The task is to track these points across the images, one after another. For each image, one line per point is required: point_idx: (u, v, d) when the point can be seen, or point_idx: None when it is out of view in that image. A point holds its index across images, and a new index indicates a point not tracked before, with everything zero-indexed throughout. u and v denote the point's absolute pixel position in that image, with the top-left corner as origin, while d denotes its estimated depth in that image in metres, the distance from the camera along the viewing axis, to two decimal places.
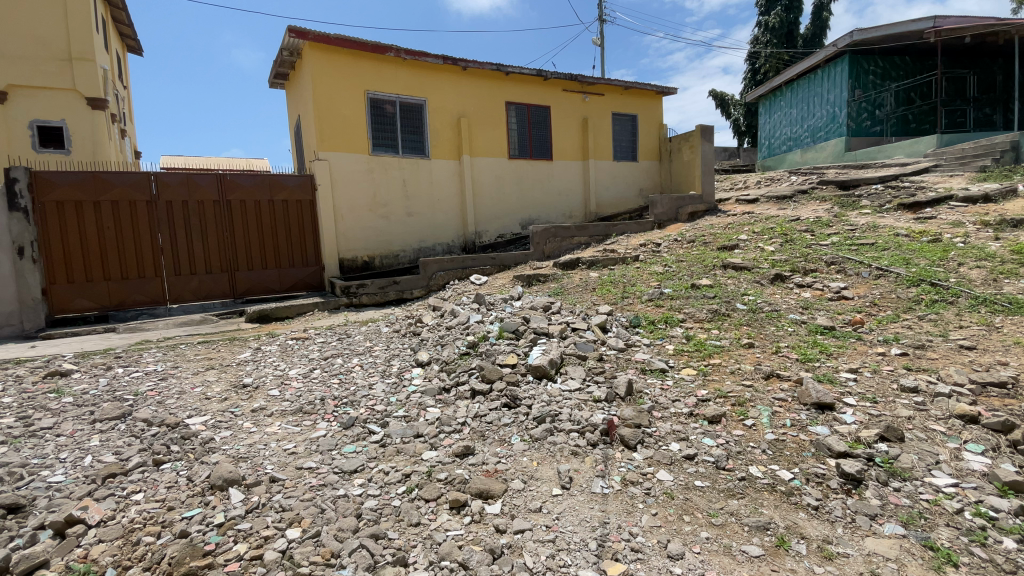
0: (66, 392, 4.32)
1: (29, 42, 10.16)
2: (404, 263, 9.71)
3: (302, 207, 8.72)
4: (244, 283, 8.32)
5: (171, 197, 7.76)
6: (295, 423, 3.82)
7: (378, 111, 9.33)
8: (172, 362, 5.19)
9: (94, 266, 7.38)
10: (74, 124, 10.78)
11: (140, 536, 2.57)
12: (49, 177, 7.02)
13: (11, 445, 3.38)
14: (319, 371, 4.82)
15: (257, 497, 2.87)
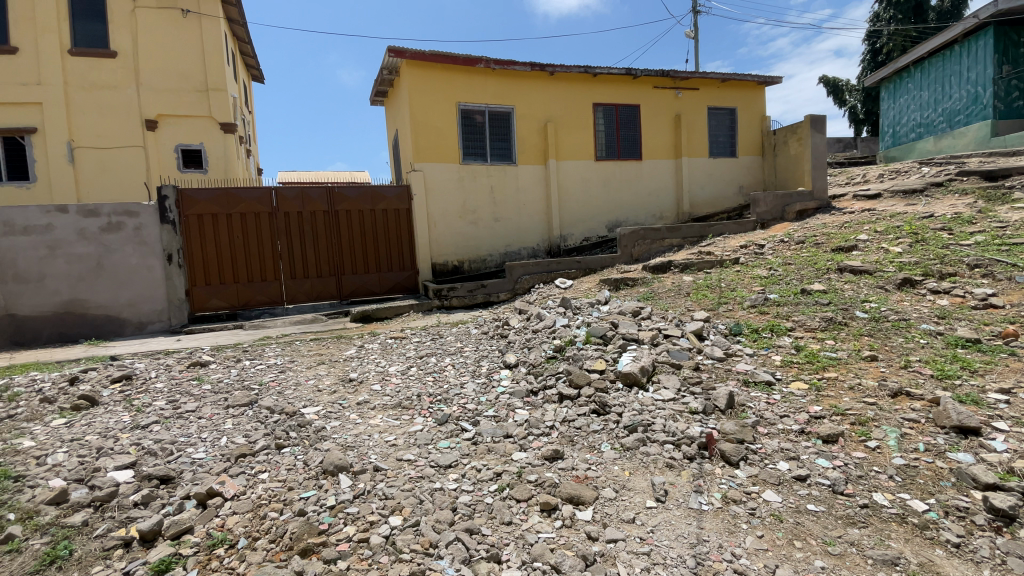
0: (206, 380, 4.97)
1: (175, 76, 11.29)
2: (492, 267, 9.99)
3: (399, 215, 9.27)
4: (348, 286, 9.02)
5: (288, 209, 8.62)
6: (394, 417, 4.07)
7: (469, 121, 9.68)
8: (289, 357, 5.77)
9: (227, 271, 8.41)
10: (211, 147, 11.74)
11: (266, 511, 2.86)
12: (192, 194, 8.11)
13: (163, 424, 3.95)
14: (414, 368, 5.10)
15: (362, 484, 3.09)
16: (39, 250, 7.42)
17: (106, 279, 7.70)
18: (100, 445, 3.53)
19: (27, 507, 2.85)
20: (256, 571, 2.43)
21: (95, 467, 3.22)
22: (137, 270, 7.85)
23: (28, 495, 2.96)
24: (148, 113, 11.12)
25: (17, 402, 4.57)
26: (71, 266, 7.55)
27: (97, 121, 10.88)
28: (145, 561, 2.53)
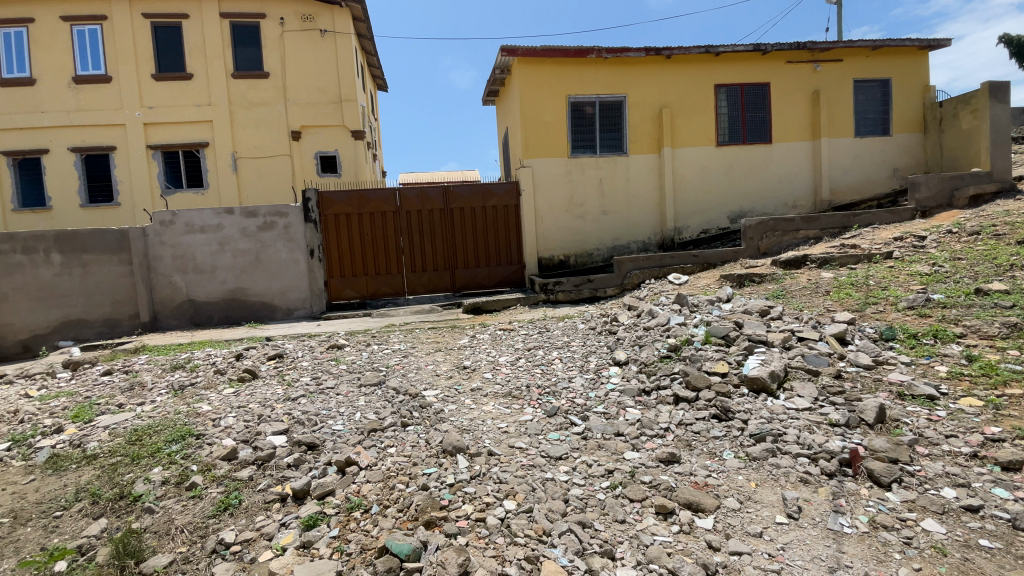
0: (342, 360, 5.58)
1: (315, 91, 12.68)
2: (600, 262, 9.83)
3: (509, 211, 9.51)
4: (461, 279, 9.48)
5: (409, 208, 9.27)
6: (506, 405, 4.21)
7: (579, 114, 9.60)
8: (410, 343, 6.23)
9: (357, 264, 9.29)
10: (344, 152, 12.98)
11: (395, 482, 3.13)
12: (330, 196, 9.08)
13: (308, 397, 4.50)
14: (524, 360, 5.22)
15: (478, 466, 3.24)
16: (213, 246, 8.82)
17: (262, 271, 8.94)
18: (261, 413, 4.14)
19: (209, 459, 3.42)
20: (387, 537, 2.67)
21: (257, 431, 3.77)
22: (286, 263, 8.99)
23: (209, 450, 3.55)
24: (294, 125, 12.63)
25: (199, 373, 5.51)
26: (236, 260, 8.88)
27: (255, 135, 12.56)
28: (298, 515, 2.89)
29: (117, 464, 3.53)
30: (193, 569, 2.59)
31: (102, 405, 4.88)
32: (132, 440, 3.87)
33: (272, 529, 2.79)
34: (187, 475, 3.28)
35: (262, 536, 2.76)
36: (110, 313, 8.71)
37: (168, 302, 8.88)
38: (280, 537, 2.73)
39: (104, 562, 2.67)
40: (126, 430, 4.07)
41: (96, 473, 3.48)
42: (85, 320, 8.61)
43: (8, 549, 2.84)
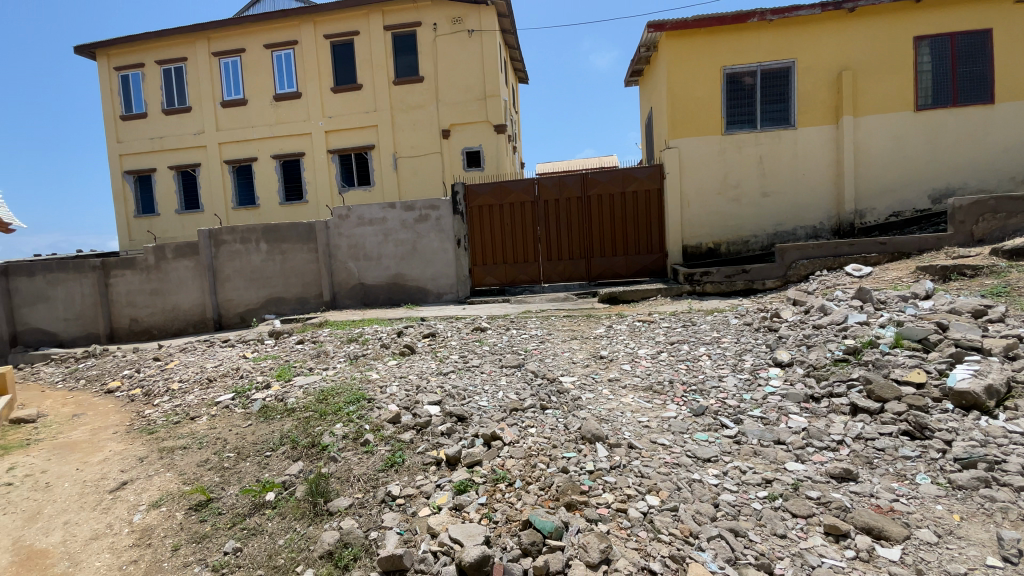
0: (484, 342, 5.92)
1: (463, 89, 13.52)
2: (755, 250, 8.92)
3: (650, 196, 9.14)
4: (597, 267, 9.38)
5: (548, 197, 9.42)
6: (647, 399, 4.08)
7: (736, 85, 8.76)
8: (547, 329, 6.37)
9: (498, 253, 9.73)
10: (487, 146, 13.66)
11: (536, 461, 3.24)
12: (475, 188, 9.64)
13: (457, 373, 4.88)
14: (666, 353, 4.98)
15: (619, 457, 3.21)
16: (378, 236, 9.99)
17: (416, 259, 9.89)
18: (417, 385, 4.60)
19: (378, 420, 3.91)
20: (530, 512, 2.79)
21: (415, 399, 4.20)
22: (436, 251, 9.80)
23: (377, 413, 4.05)
24: (444, 124, 13.64)
25: (368, 346, 6.33)
26: (395, 248, 9.95)
27: (411, 135, 13.84)
28: (450, 479, 3.15)
29: (309, 417, 4.23)
30: (367, 513, 2.95)
31: (298, 368, 5.89)
32: (319, 398, 4.61)
33: (429, 488, 3.08)
34: (361, 432, 3.78)
35: (421, 493, 3.06)
36: (300, 293, 10.41)
37: (343, 284, 10.31)
38: (436, 497, 3.00)
39: (303, 497, 3.16)
40: (315, 390, 4.86)
41: (295, 423, 4.21)
42: (283, 298, 10.43)
43: (235, 476, 3.56)
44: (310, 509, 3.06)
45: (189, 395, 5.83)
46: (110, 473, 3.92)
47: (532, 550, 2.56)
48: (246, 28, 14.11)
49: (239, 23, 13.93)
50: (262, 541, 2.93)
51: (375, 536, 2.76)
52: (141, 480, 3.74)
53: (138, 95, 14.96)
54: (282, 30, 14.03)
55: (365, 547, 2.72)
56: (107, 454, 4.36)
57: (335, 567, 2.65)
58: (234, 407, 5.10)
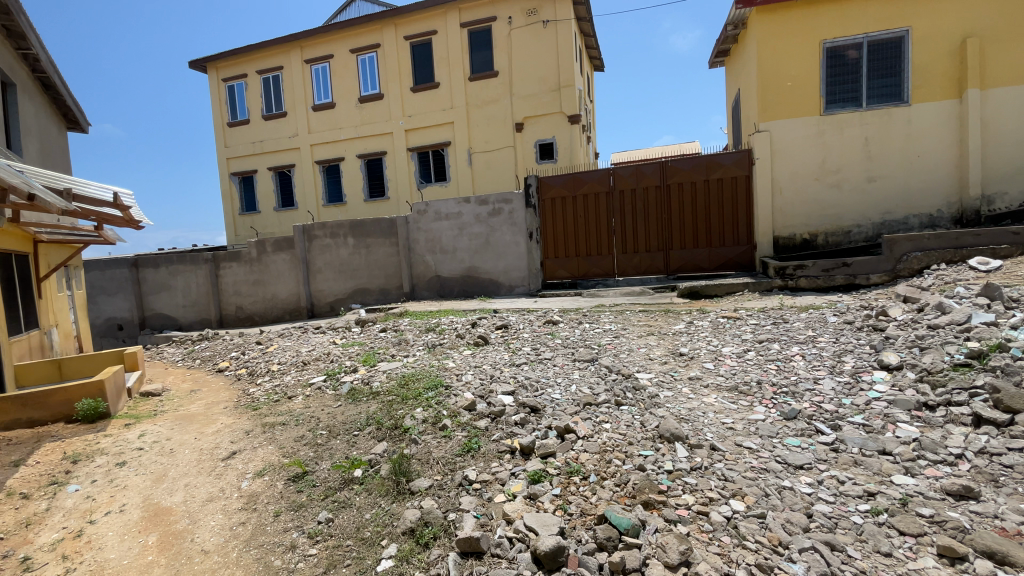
0: (558, 335, 5.91)
1: (537, 81, 13.49)
2: (858, 241, 8.17)
3: (737, 183, 8.60)
4: (677, 260, 9.01)
5: (624, 187, 9.17)
6: (731, 399, 3.86)
7: (837, 61, 8.04)
8: (623, 324, 6.23)
9: (571, 246, 9.61)
10: (560, 138, 13.55)
11: (612, 457, 3.19)
12: (549, 180, 9.60)
13: (530, 365, 4.92)
14: (752, 352, 4.69)
15: (699, 458, 3.08)
16: (453, 230, 10.28)
17: (490, 252, 10.05)
18: (491, 375, 4.69)
19: (454, 407, 4.04)
20: (606, 507, 2.75)
21: (490, 389, 4.30)
22: (510, 244, 9.90)
23: (454, 399, 4.19)
24: (518, 117, 13.71)
25: (445, 335, 6.56)
26: (470, 242, 10.17)
27: (486, 129, 14.05)
28: (525, 468, 3.18)
29: (392, 401, 4.48)
30: (446, 495, 3.04)
31: (381, 354, 6.25)
32: (400, 383, 4.87)
33: (504, 476, 3.13)
34: (439, 417, 3.93)
35: (496, 480, 3.11)
36: (382, 284, 11.01)
37: (420, 276, 10.74)
38: (511, 485, 3.04)
39: (387, 475, 3.33)
40: (396, 376, 5.13)
41: (379, 406, 4.48)
42: (367, 289, 11.08)
43: (327, 453, 3.84)
44: (393, 487, 3.20)
45: (286, 376, 6.39)
46: (222, 443, 4.39)
47: (607, 545, 2.51)
48: (334, 35, 15.02)
49: (327, 30, 14.85)
50: (351, 514, 3.05)
51: (454, 518, 2.82)
52: (248, 451, 4.14)
53: (242, 104, 16.46)
54: (366, 34, 14.77)
55: (443, 527, 2.77)
56: (219, 426, 4.90)
57: (416, 545, 2.70)
58: (325, 388, 5.52)
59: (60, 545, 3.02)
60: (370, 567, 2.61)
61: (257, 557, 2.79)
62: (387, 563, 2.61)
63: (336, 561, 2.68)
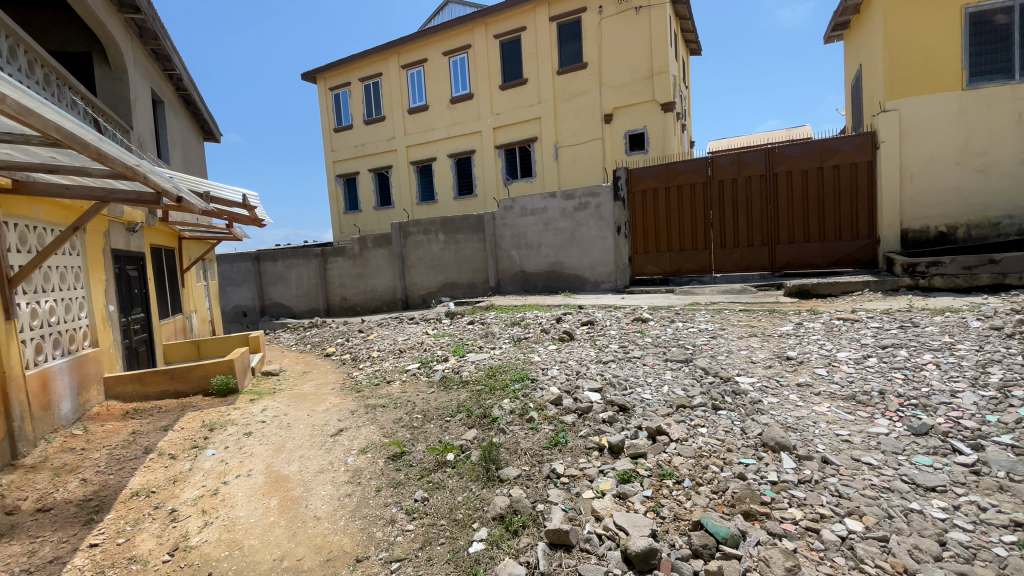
0: (648, 333, 5.72)
1: (628, 70, 13.10)
2: (1008, 235, 7.17)
3: (857, 170, 7.77)
4: (783, 256, 8.36)
5: (723, 176, 8.62)
6: (847, 409, 3.49)
7: (984, 27, 7.05)
8: (720, 324, 5.87)
9: (662, 240, 9.22)
10: (652, 128, 13.05)
11: (708, 463, 3.03)
12: (640, 172, 9.28)
13: (618, 363, 4.81)
14: (873, 359, 4.20)
15: (809, 471, 2.83)
16: (539, 226, 10.32)
17: (577, 247, 9.95)
18: (578, 370, 4.65)
19: (541, 400, 4.07)
20: (702, 513, 2.62)
21: (576, 384, 4.27)
22: (597, 239, 9.73)
23: (541, 393, 4.21)
24: (607, 108, 13.42)
25: (530, 330, 6.62)
26: (556, 237, 10.15)
27: (574, 123, 13.92)
28: (614, 467, 3.12)
29: (481, 391, 4.62)
30: (534, 485, 3.06)
31: (470, 345, 6.47)
32: (489, 374, 5.02)
33: (593, 472, 3.09)
34: (526, 410, 3.98)
35: (585, 476, 3.08)
36: (470, 278, 11.38)
37: (507, 271, 10.94)
38: (600, 482, 2.99)
39: (477, 461, 3.44)
40: (485, 367, 5.29)
41: (469, 395, 4.65)
42: (456, 283, 11.52)
43: (422, 436, 4.05)
44: (484, 474, 3.29)
45: (384, 362, 6.85)
46: (331, 421, 4.80)
47: (704, 553, 2.37)
48: (428, 39, 15.67)
49: (422, 35, 15.54)
50: (444, 496, 3.19)
51: (543, 509, 2.84)
52: (352, 429, 4.51)
53: (346, 110, 17.77)
54: (458, 36, 15.24)
55: (532, 517, 2.79)
56: (327, 405, 5.38)
57: (506, 531, 2.74)
58: (419, 375, 5.85)
59: (200, 500, 3.45)
60: (462, 547, 2.70)
61: (361, 527, 3.00)
62: (478, 546, 2.67)
63: (430, 539, 2.81)
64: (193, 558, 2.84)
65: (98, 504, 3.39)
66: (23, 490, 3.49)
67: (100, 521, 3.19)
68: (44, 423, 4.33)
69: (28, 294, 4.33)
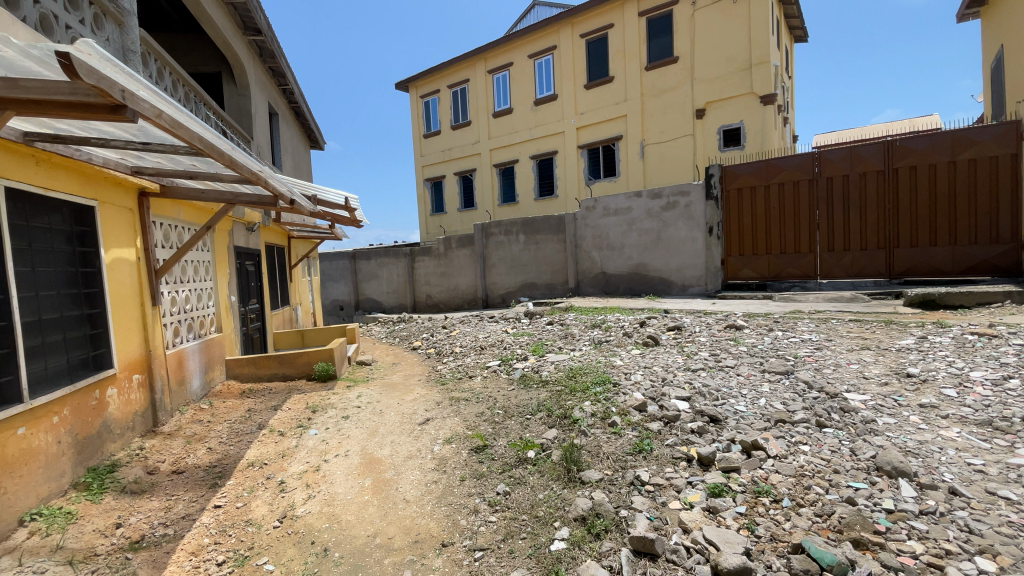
0: (741, 342, 5.36)
1: (724, 62, 12.42)
2: None
3: (999, 165, 6.80)
4: (903, 262, 7.50)
5: (832, 173, 7.91)
6: (984, 437, 3.04)
7: None
8: (825, 334, 5.36)
9: (760, 242, 8.63)
10: (749, 122, 12.24)
11: (811, 483, 2.79)
12: (735, 169, 8.76)
13: (709, 371, 4.56)
14: (1018, 381, 3.62)
15: (933, 502, 2.51)
16: (623, 226, 10.09)
17: (663, 248, 9.59)
18: (664, 377, 4.48)
19: (624, 405, 3.98)
20: (803, 536, 2.41)
21: (662, 391, 4.12)
22: (686, 240, 9.30)
23: (625, 398, 4.12)
24: (699, 103, 12.82)
25: (612, 332, 6.48)
26: (641, 238, 9.87)
27: (663, 120, 13.44)
28: (703, 479, 2.97)
29: (562, 391, 4.61)
30: (617, 490, 3.00)
31: (549, 345, 6.48)
32: (569, 374, 4.99)
33: (680, 483, 2.96)
34: (609, 413, 3.90)
35: (671, 486, 2.96)
36: (550, 279, 11.40)
37: (587, 272, 10.81)
38: (688, 493, 2.86)
39: (558, 461, 3.44)
40: (565, 368, 5.28)
41: (549, 394, 4.66)
42: (535, 284, 11.59)
43: (503, 431, 4.12)
44: (565, 474, 3.28)
45: (467, 358, 7.07)
46: (418, 410, 5.04)
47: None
48: (514, 43, 15.94)
49: (509, 40, 15.82)
50: (525, 491, 3.22)
51: (626, 515, 2.77)
52: (438, 419, 4.70)
53: (435, 116, 18.55)
54: (544, 38, 15.33)
55: (615, 522, 2.74)
56: (414, 395, 5.66)
57: (588, 533, 2.71)
58: (499, 372, 5.96)
59: (304, 474, 3.78)
60: (543, 544, 2.71)
61: (446, 514, 3.12)
62: (559, 545, 2.66)
63: (513, 532, 2.85)
64: (299, 526, 3.12)
65: (221, 470, 3.83)
66: (163, 453, 4.04)
67: (223, 485, 3.61)
68: (178, 396, 4.98)
69: (170, 285, 5.01)
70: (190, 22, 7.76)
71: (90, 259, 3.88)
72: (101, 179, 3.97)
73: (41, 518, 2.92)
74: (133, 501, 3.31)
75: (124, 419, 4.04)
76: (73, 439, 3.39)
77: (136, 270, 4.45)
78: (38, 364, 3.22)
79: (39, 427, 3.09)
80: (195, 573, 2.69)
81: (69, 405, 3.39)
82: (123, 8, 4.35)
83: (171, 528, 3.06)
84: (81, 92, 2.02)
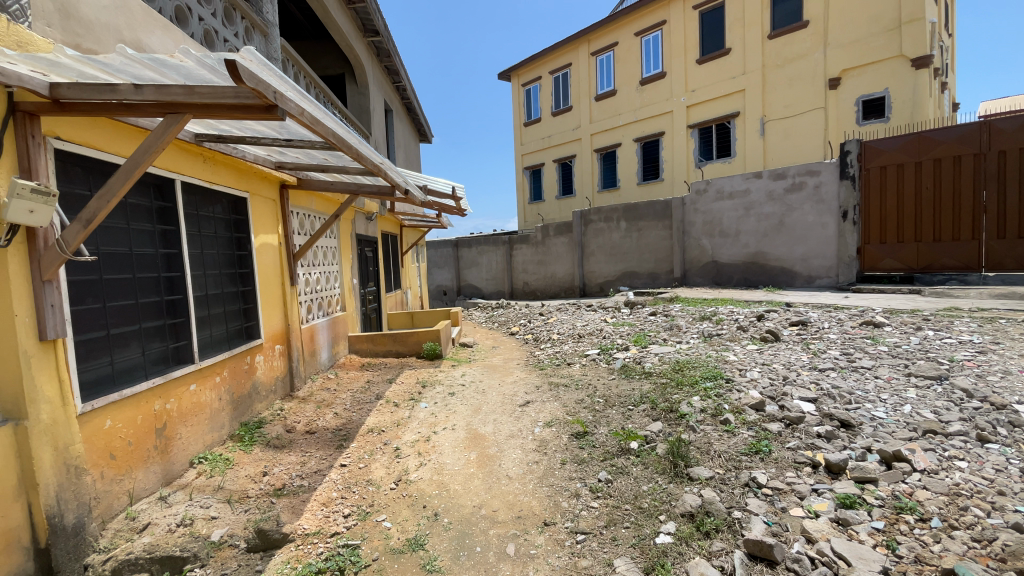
0: (881, 341, 4.73)
1: (866, 23, 10.93)
2: None
3: None
4: None
5: (1007, 145, 6.69)
6: None
7: None
8: (993, 337, 4.52)
9: (907, 228, 7.48)
10: (897, 89, 10.64)
11: (969, 505, 2.39)
12: (877, 145, 7.63)
13: (840, 371, 4.10)
14: None
15: None
16: (739, 211, 9.36)
17: (785, 235, 8.75)
18: (785, 375, 4.12)
19: (738, 403, 3.72)
20: (956, 561, 2.08)
21: (783, 391, 3.79)
22: (813, 226, 8.38)
23: (739, 395, 3.84)
24: (832, 72, 11.43)
25: (723, 326, 6.07)
26: (759, 224, 9.09)
27: (787, 94, 12.18)
28: (832, 488, 2.68)
29: (667, 383, 4.45)
30: (729, 490, 2.83)
31: (652, 337, 6.26)
32: (675, 367, 4.79)
33: (803, 490, 2.70)
34: (720, 410, 3.68)
35: (793, 492, 2.71)
36: (653, 268, 10.98)
37: (695, 261, 10.22)
38: (812, 501, 2.60)
39: (664, 454, 3.32)
40: (671, 360, 5.07)
41: (652, 386, 4.52)
42: (636, 272, 11.24)
43: (604, 420, 4.08)
44: (671, 467, 3.16)
45: (565, 345, 7.08)
46: (520, 392, 5.18)
47: None
48: (620, 22, 15.35)
49: (615, 19, 15.27)
50: (629, 481, 3.16)
51: (740, 517, 2.60)
52: (538, 402, 4.78)
53: (536, 104, 18.56)
54: (652, 14, 14.54)
55: (727, 522, 2.59)
56: (515, 377, 5.83)
57: (696, 530, 2.59)
58: (599, 360, 5.89)
59: (417, 443, 4.07)
60: (648, 536, 2.64)
61: (548, 494, 3.18)
62: (665, 538, 2.58)
63: (615, 520, 2.82)
64: (412, 490, 3.37)
65: (346, 434, 4.25)
66: (298, 415, 4.58)
67: (348, 446, 4.01)
68: (310, 365, 5.61)
69: (304, 267, 5.63)
70: (319, 29, 8.53)
71: (242, 243, 4.48)
72: (250, 174, 4.53)
73: (206, 462, 3.48)
74: (274, 454, 3.79)
75: (269, 382, 4.65)
76: (229, 397, 3.96)
77: (278, 254, 5.05)
78: (206, 331, 3.80)
79: (205, 385, 3.65)
80: (326, 520, 3.00)
81: (227, 367, 3.96)
82: (267, 21, 4.89)
83: (306, 480, 3.46)
84: (243, 95, 2.31)
